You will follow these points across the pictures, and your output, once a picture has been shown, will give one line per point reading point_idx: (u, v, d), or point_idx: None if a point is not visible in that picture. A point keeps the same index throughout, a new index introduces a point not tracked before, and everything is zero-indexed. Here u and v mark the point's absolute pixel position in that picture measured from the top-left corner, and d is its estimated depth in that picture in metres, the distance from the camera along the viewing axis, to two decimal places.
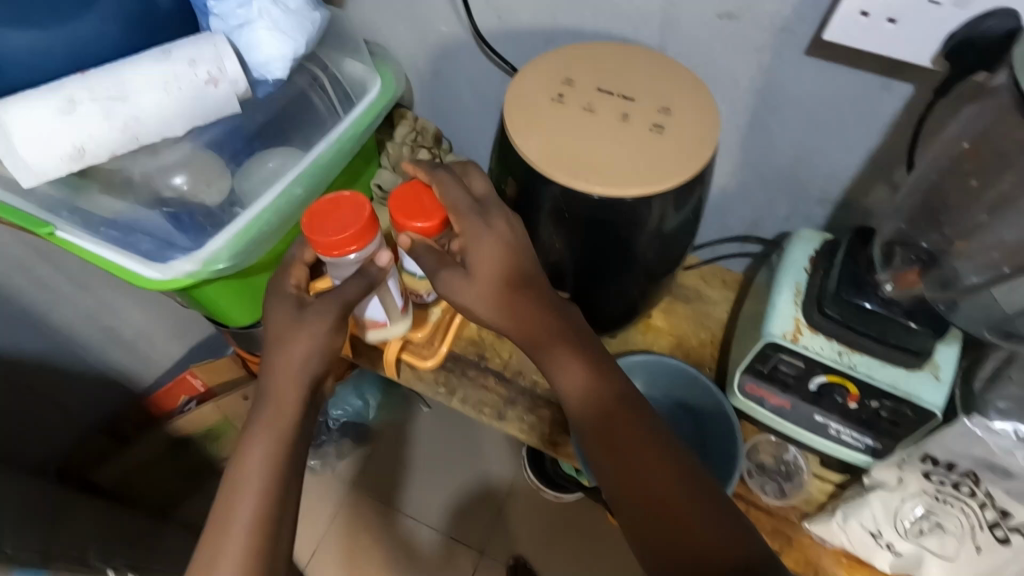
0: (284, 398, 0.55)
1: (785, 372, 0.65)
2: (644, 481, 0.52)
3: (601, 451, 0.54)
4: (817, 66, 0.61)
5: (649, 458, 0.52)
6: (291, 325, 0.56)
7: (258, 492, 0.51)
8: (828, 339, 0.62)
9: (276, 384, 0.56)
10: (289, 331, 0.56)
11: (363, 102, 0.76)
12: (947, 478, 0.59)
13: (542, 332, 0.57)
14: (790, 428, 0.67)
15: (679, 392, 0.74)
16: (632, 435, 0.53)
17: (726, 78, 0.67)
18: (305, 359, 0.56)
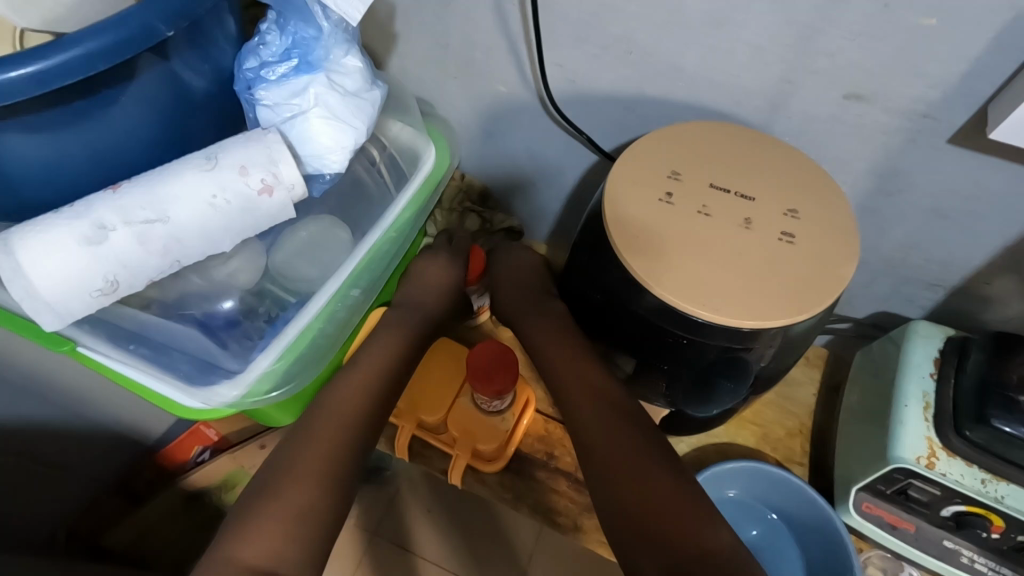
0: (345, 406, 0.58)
1: (913, 493, 0.58)
2: (602, 447, 0.55)
3: (575, 422, 0.58)
4: (960, 154, 0.53)
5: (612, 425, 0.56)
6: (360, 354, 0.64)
7: (303, 463, 0.53)
8: (968, 464, 0.55)
9: (333, 399, 0.59)
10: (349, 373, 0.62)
11: (415, 176, 0.67)
12: None
13: (554, 340, 0.65)
14: (914, 552, 0.60)
15: (783, 502, 0.66)
16: (590, 407, 0.58)
17: (842, 158, 0.58)
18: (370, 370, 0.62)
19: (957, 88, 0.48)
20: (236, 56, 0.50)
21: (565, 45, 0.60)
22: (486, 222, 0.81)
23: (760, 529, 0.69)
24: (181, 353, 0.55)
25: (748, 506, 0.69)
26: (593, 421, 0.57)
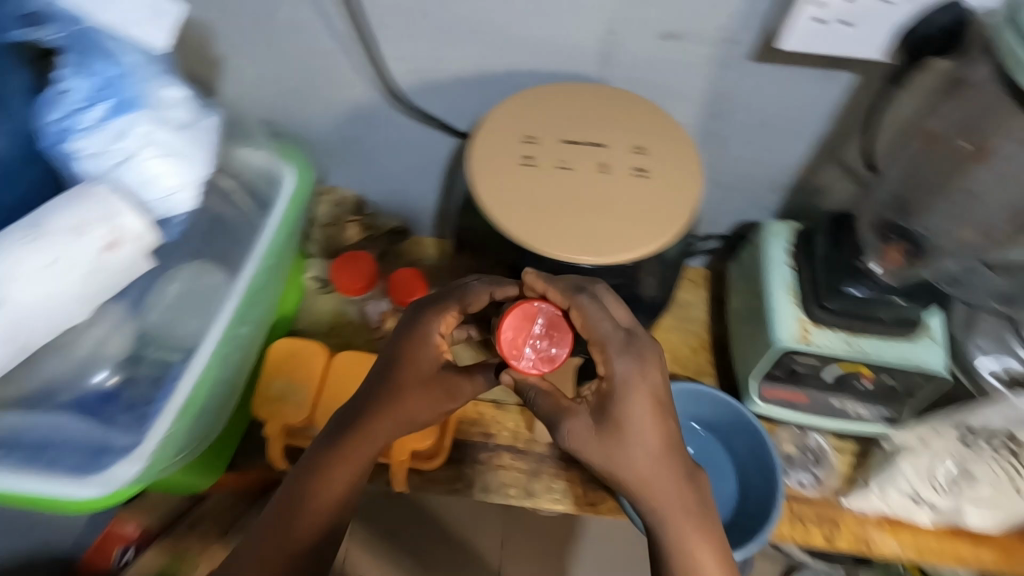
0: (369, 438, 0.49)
1: (799, 370, 0.66)
2: (643, 486, 0.45)
3: (625, 466, 0.45)
4: (763, 70, 0.60)
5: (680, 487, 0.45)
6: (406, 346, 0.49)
7: (320, 495, 0.47)
8: (834, 330, 0.63)
9: (323, 470, 0.48)
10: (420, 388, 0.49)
11: (278, 197, 0.64)
12: (971, 434, 0.64)
13: (598, 433, 0.45)
14: (813, 419, 0.69)
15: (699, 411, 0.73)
16: (642, 455, 0.44)
17: (671, 93, 0.64)
18: (426, 406, 0.49)
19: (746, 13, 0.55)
20: (41, 113, 0.48)
21: (400, 38, 0.61)
22: (369, 228, 0.81)
23: (696, 443, 0.74)
24: (60, 448, 0.50)
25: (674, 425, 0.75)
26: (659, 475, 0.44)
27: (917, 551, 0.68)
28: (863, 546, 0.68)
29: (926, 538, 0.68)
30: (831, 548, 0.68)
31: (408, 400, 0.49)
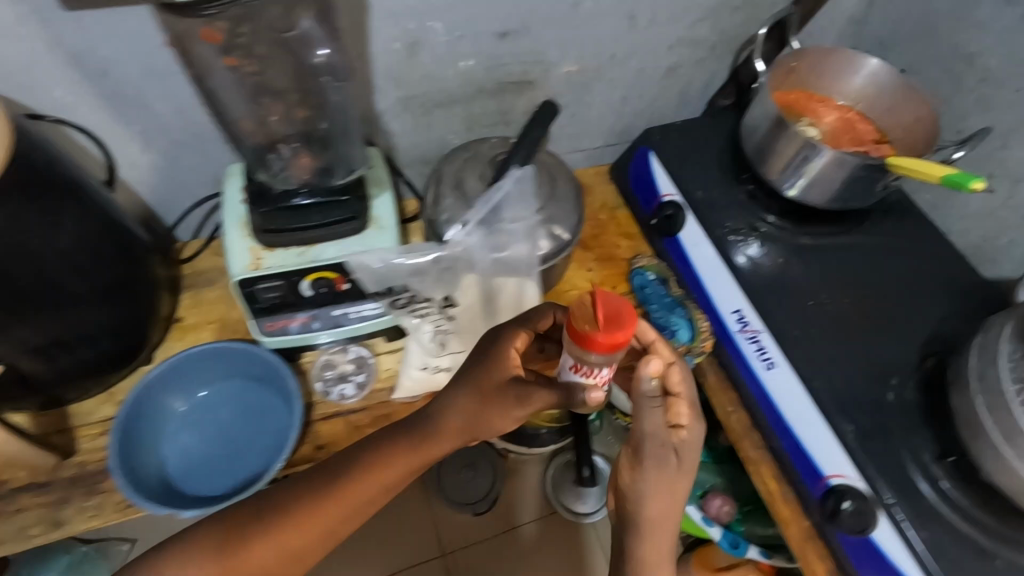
0: (382, 479, 0.54)
1: (278, 295, 0.67)
2: (655, 507, 0.61)
3: (662, 514, 0.61)
4: (93, 19, 0.59)
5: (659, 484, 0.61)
6: (491, 401, 0.54)
7: (363, 487, 0.53)
8: (287, 248, 0.66)
9: (361, 487, 0.53)
10: (497, 403, 0.54)
11: None
12: (408, 296, 0.72)
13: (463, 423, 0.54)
14: (323, 335, 0.72)
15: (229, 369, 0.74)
16: (659, 484, 0.61)
17: (29, 66, 0.61)
18: (457, 437, 0.55)
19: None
20: None
21: None
22: None
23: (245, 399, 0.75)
24: None
25: (218, 391, 0.75)
26: (665, 482, 0.61)
27: None
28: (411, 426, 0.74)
29: None
30: None
31: (445, 439, 0.54)
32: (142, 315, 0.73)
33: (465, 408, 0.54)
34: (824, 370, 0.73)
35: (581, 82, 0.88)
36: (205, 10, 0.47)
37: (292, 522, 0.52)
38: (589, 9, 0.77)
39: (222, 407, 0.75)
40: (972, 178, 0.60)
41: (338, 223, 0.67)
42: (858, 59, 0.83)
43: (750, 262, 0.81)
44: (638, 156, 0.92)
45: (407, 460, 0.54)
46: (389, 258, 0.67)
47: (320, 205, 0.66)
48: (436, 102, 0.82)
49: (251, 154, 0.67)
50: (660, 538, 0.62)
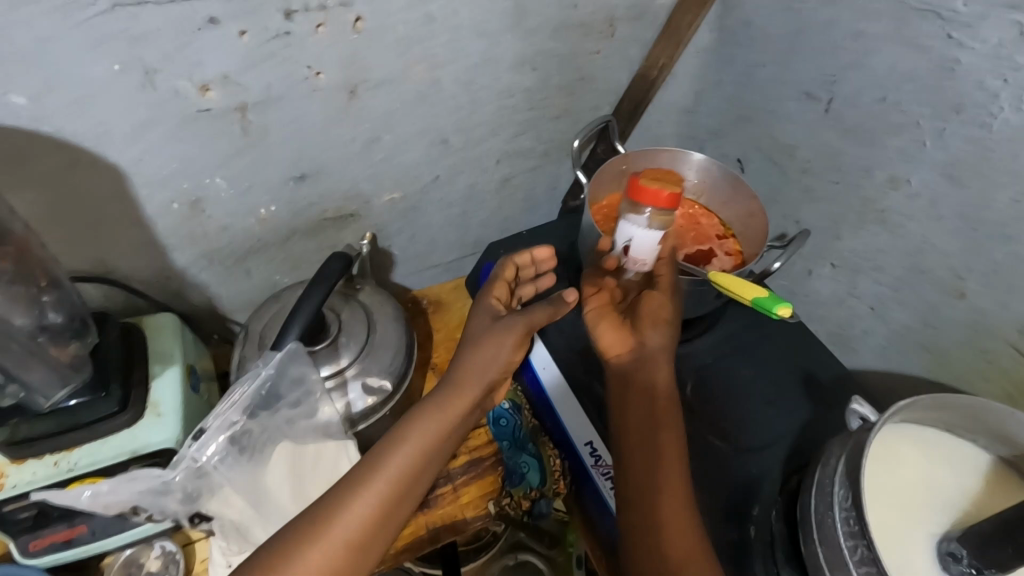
0: (473, 380, 0.62)
1: (35, 511, 0.59)
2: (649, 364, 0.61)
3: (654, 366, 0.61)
4: None
5: (644, 378, 0.60)
6: (495, 329, 0.64)
7: (407, 460, 0.57)
8: (40, 457, 0.58)
9: (394, 452, 0.57)
10: (493, 334, 0.63)
11: None
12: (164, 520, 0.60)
13: (442, 423, 0.60)
14: (104, 544, 0.63)
15: None
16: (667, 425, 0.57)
17: None
18: (489, 362, 0.63)
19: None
20: None
21: None
22: None
23: None
24: None
25: None
26: (651, 400, 0.59)
27: None
28: None
29: None
30: None
31: (504, 348, 0.63)
32: None
33: (512, 326, 0.64)
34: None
35: (409, 207, 0.83)
36: None
37: (416, 430, 0.59)
38: (389, 141, 0.73)
39: None
40: (778, 302, 0.57)
41: (93, 419, 0.58)
42: (683, 156, 0.81)
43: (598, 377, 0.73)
44: (485, 272, 0.88)
45: (436, 426, 0.60)
46: (104, 488, 0.56)
47: (54, 398, 0.56)
48: (244, 251, 0.76)
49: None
50: (665, 443, 0.56)
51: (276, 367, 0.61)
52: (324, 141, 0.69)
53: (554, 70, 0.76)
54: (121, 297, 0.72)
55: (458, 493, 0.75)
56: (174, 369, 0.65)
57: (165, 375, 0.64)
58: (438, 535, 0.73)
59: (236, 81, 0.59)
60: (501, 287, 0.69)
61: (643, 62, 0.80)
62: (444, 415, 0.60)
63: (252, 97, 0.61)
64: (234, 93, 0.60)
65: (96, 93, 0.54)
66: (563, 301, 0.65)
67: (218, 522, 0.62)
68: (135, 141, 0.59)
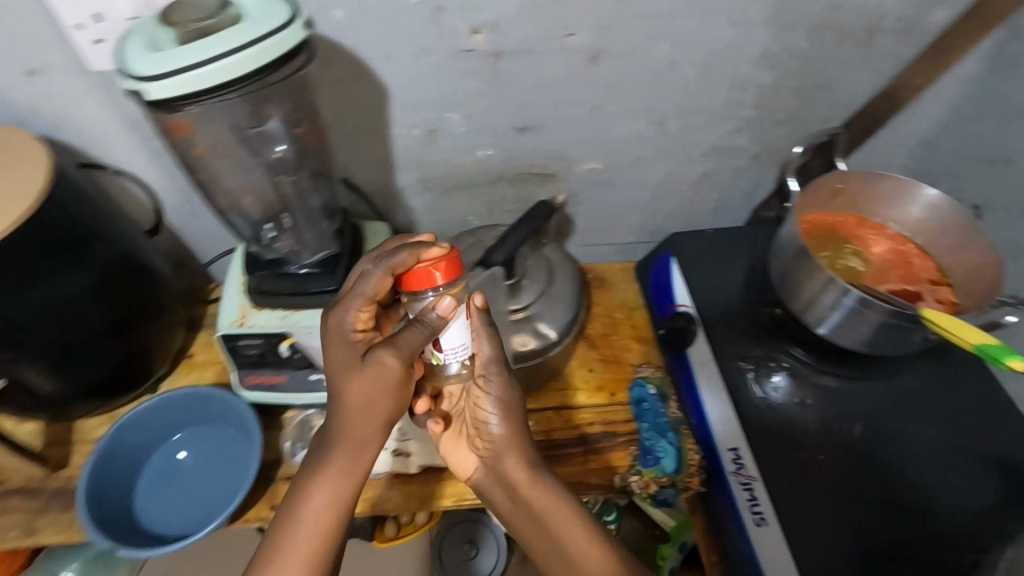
0: (369, 415, 0.53)
1: (258, 352, 0.70)
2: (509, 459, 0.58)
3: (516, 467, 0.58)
4: None
5: (507, 463, 0.59)
6: (343, 359, 0.53)
7: (321, 504, 0.51)
8: (274, 309, 0.69)
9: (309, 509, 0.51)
10: (369, 361, 0.51)
11: None
12: None
13: (346, 476, 0.52)
14: (297, 398, 0.74)
15: (215, 413, 0.75)
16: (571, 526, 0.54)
17: (93, 127, 0.71)
18: (383, 397, 0.53)
19: (76, 46, 0.62)
20: None
21: None
22: None
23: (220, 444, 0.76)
24: None
25: (208, 432, 0.77)
26: (545, 498, 0.56)
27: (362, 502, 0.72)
28: None
29: (430, 486, 0.75)
30: None
31: (387, 394, 0.53)
32: (131, 348, 0.75)
33: (365, 372, 0.51)
34: (819, 539, 0.63)
35: (606, 180, 0.86)
36: (187, 106, 0.46)
37: (330, 479, 0.52)
38: (611, 111, 0.77)
39: (201, 449, 0.75)
40: (1009, 352, 0.52)
41: (322, 289, 0.68)
42: (914, 188, 0.75)
43: (762, 396, 0.72)
44: (659, 261, 0.88)
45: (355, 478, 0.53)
46: None
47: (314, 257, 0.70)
48: (454, 185, 0.84)
49: (247, 226, 0.70)
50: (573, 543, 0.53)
51: (479, 284, 0.70)
52: (555, 99, 0.74)
53: (792, 73, 0.74)
54: (349, 201, 0.84)
55: (588, 457, 0.77)
56: None
57: None
58: (562, 487, 0.75)
59: (504, 30, 0.66)
60: (366, 312, 0.55)
61: (893, 79, 0.75)
62: (353, 452, 0.53)
63: (510, 47, 0.68)
64: (498, 38, 0.67)
65: (395, 17, 0.64)
66: (433, 316, 0.52)
67: None
68: (407, 66, 0.68)
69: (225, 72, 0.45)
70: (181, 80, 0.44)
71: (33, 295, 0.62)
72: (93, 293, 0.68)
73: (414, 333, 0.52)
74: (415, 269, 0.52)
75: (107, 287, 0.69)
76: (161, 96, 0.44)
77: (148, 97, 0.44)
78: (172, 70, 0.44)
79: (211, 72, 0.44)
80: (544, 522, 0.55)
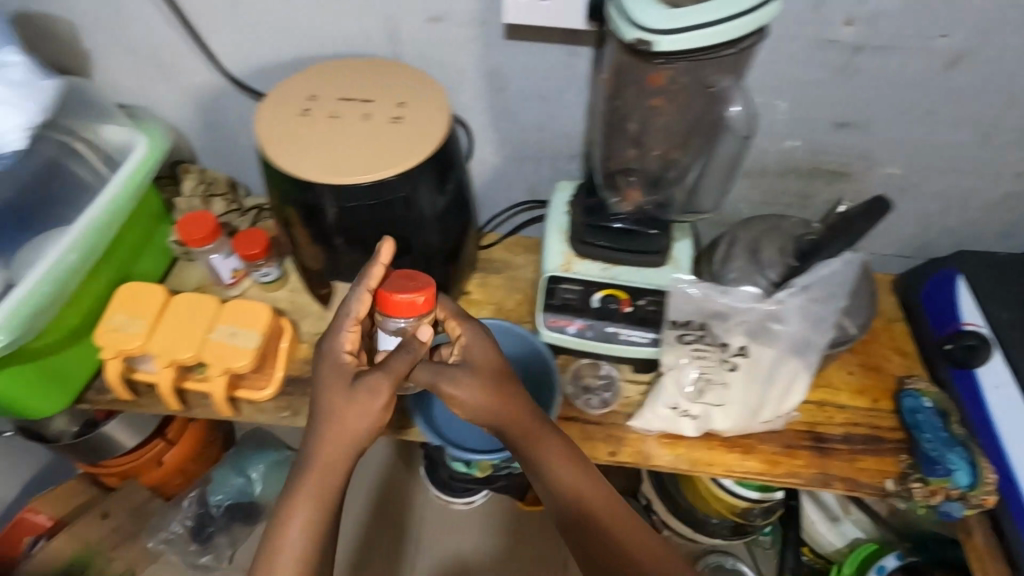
0: (346, 435, 0.55)
1: (570, 298, 0.75)
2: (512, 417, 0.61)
3: (521, 431, 0.62)
4: (517, 46, 0.74)
5: (545, 449, 0.62)
6: (353, 396, 0.55)
7: (306, 512, 0.54)
8: (596, 260, 0.75)
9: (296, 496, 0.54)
10: (357, 393, 0.55)
11: (127, 161, 0.76)
12: (696, 339, 0.72)
13: (335, 454, 0.55)
14: (594, 346, 0.77)
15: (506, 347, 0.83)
16: (563, 470, 0.62)
17: (454, 74, 0.78)
18: (361, 434, 0.55)
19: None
20: None
21: (224, 28, 0.76)
22: (234, 203, 0.96)
23: None
24: None
25: None
26: (550, 454, 0.62)
27: (635, 454, 0.78)
28: (642, 459, 0.77)
29: (700, 453, 0.78)
30: (614, 461, 0.78)
31: (370, 416, 0.55)
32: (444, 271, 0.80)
33: (374, 385, 0.55)
34: None
35: (899, 187, 0.85)
36: (668, 61, 0.51)
37: (306, 489, 0.54)
38: (943, 117, 0.76)
39: None
40: None
41: (647, 248, 0.74)
42: None
43: None
44: (942, 276, 0.85)
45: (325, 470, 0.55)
46: (701, 291, 0.71)
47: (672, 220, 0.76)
48: (745, 171, 0.86)
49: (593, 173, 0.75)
50: (596, 503, 0.61)
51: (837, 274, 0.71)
52: (892, 98, 0.74)
53: None
54: None
55: (856, 457, 0.78)
56: (688, 239, 0.77)
57: (683, 241, 0.76)
58: (832, 480, 0.76)
59: (876, 24, 0.67)
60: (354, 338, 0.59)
61: None
62: (333, 447, 0.55)
63: (875, 40, 0.69)
64: (867, 31, 0.68)
65: None
66: (416, 343, 0.57)
67: (731, 369, 0.72)
68: (765, 48, 0.71)
69: (723, 32, 0.49)
70: (687, 37, 0.49)
71: (397, 208, 0.67)
72: (437, 213, 0.72)
73: (399, 361, 0.56)
74: (400, 301, 0.57)
75: (446, 209, 0.73)
76: (663, 49, 0.49)
77: (654, 49, 0.49)
78: (682, 27, 0.48)
79: (715, 33, 0.49)
80: (528, 456, 0.62)
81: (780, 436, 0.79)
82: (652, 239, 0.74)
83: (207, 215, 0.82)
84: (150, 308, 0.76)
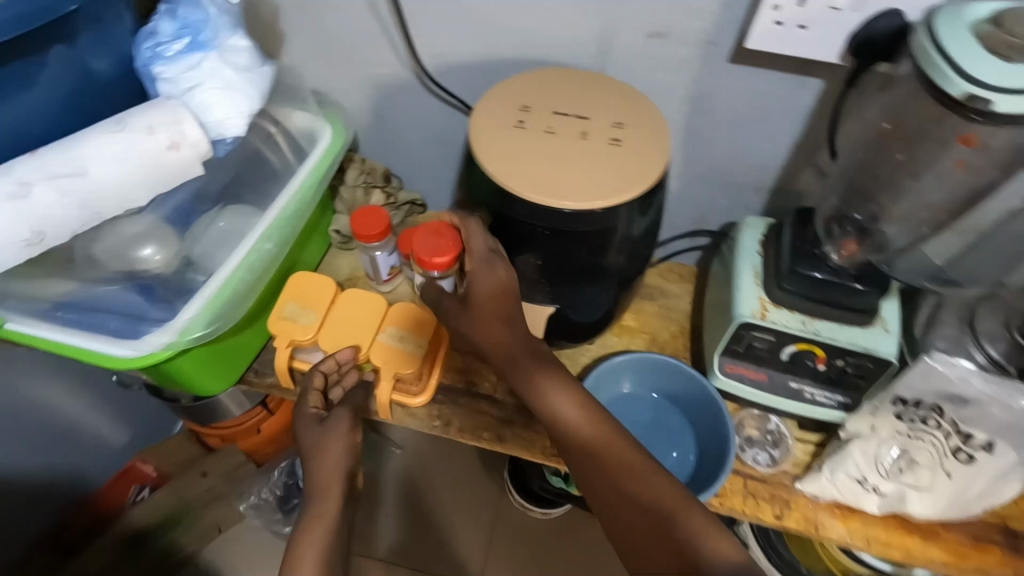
0: (334, 480, 0.61)
1: (759, 346, 0.70)
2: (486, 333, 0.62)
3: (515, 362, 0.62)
4: (739, 70, 0.68)
5: (524, 364, 0.61)
6: (315, 435, 0.63)
7: (311, 545, 0.56)
8: (794, 311, 0.68)
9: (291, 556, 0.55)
10: (331, 429, 0.64)
11: (314, 150, 0.75)
12: (922, 419, 0.65)
13: (329, 525, 0.58)
14: (771, 399, 0.73)
15: (669, 385, 0.79)
16: (574, 408, 0.59)
17: (658, 92, 0.74)
18: (339, 457, 0.62)
19: (755, 23, 0.59)
20: (134, 43, 0.59)
21: (429, 24, 0.74)
22: (391, 197, 0.92)
23: (660, 416, 0.80)
24: (108, 310, 0.61)
25: (651, 400, 0.81)
26: (538, 382, 0.60)
27: (805, 521, 0.72)
28: (812, 527, 0.72)
29: (877, 531, 0.71)
30: (780, 525, 0.72)
31: (342, 450, 0.63)
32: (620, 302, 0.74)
33: (337, 424, 0.64)
34: None
35: None
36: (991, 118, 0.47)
37: (303, 531, 0.57)
38: None
39: (643, 413, 0.80)
40: None
41: (856, 306, 0.66)
42: None
43: None
44: None
45: (316, 532, 0.57)
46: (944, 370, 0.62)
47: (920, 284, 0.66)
48: None
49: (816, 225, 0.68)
50: (611, 447, 0.57)
51: None
52: None
53: None
54: None
55: None
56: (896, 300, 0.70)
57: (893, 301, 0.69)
58: None
59: None
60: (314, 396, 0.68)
61: None
62: (326, 475, 0.61)
63: None
64: None
65: None
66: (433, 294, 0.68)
67: (954, 460, 0.64)
68: None
69: None
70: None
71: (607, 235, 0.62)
72: (636, 242, 0.66)
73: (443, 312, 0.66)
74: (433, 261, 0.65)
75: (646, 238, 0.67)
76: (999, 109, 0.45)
77: (989, 108, 0.45)
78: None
79: None
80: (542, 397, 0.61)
81: (968, 525, 0.72)
82: (867, 297, 0.66)
83: (381, 211, 0.81)
84: (322, 301, 0.76)
